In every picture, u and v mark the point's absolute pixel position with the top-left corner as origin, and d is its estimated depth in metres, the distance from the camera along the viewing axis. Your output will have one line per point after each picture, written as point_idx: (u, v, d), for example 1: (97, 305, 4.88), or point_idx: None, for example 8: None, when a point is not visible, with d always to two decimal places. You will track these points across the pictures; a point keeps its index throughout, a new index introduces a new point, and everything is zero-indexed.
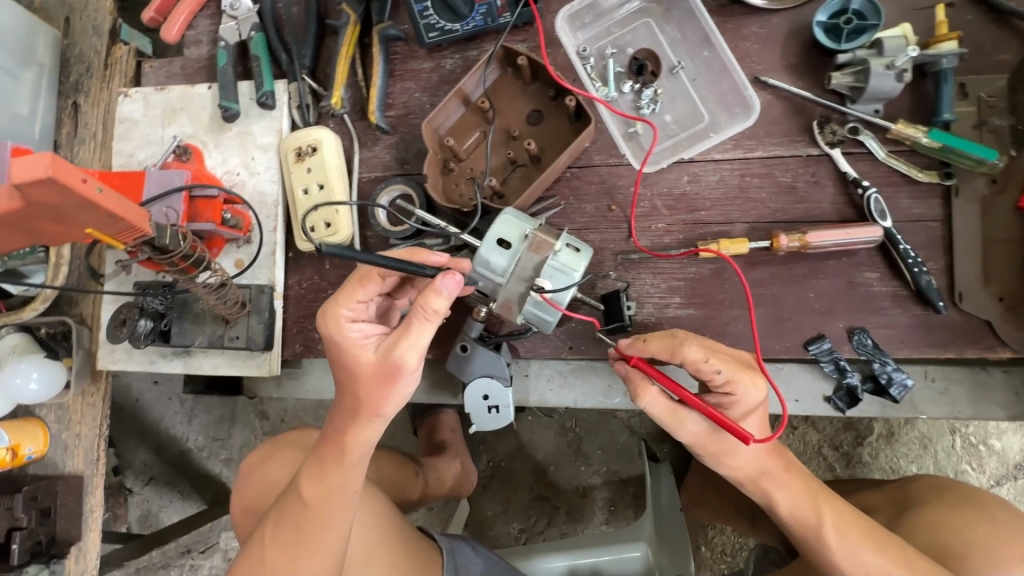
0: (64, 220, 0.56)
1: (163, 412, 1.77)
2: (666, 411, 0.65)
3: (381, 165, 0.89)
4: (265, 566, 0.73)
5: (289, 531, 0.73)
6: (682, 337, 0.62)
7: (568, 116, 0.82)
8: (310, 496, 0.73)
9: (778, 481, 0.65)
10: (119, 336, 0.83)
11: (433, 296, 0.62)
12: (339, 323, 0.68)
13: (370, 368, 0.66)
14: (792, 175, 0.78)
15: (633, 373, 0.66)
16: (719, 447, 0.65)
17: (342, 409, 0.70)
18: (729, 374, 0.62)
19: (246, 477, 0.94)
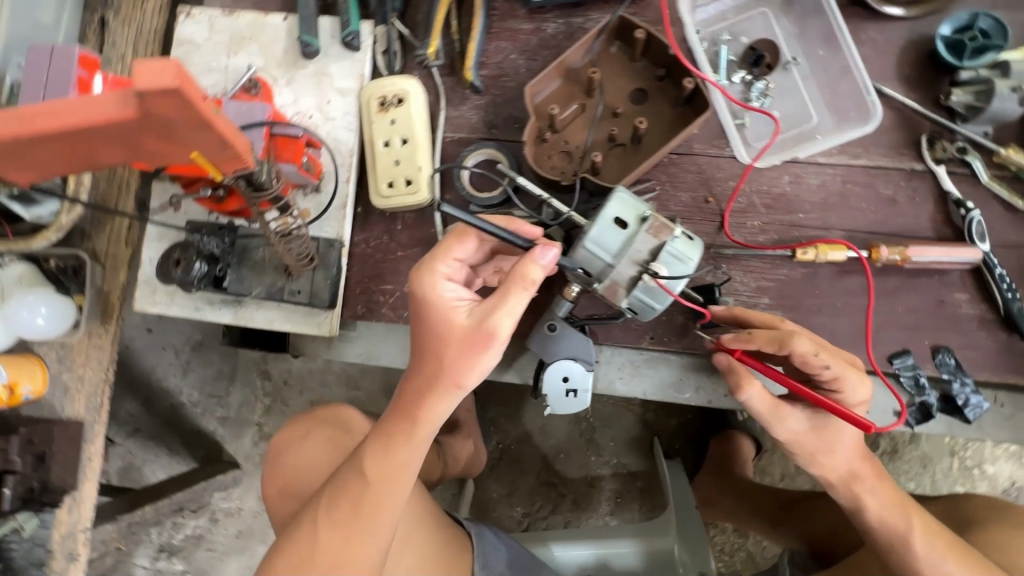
0: (173, 140, 0.49)
1: (155, 362, 1.53)
2: (768, 405, 0.65)
3: (467, 126, 0.83)
4: (318, 548, 0.65)
5: (347, 512, 0.65)
6: (793, 332, 0.61)
7: (675, 98, 0.78)
8: (374, 474, 0.65)
9: (869, 487, 0.68)
10: (172, 277, 0.77)
11: (530, 262, 0.58)
12: (434, 280, 0.62)
13: (463, 335, 0.60)
14: (893, 188, 0.77)
15: (737, 367, 0.65)
16: (818, 445, 0.66)
17: (419, 379, 0.63)
18: (836, 370, 0.62)
19: (280, 456, 0.85)
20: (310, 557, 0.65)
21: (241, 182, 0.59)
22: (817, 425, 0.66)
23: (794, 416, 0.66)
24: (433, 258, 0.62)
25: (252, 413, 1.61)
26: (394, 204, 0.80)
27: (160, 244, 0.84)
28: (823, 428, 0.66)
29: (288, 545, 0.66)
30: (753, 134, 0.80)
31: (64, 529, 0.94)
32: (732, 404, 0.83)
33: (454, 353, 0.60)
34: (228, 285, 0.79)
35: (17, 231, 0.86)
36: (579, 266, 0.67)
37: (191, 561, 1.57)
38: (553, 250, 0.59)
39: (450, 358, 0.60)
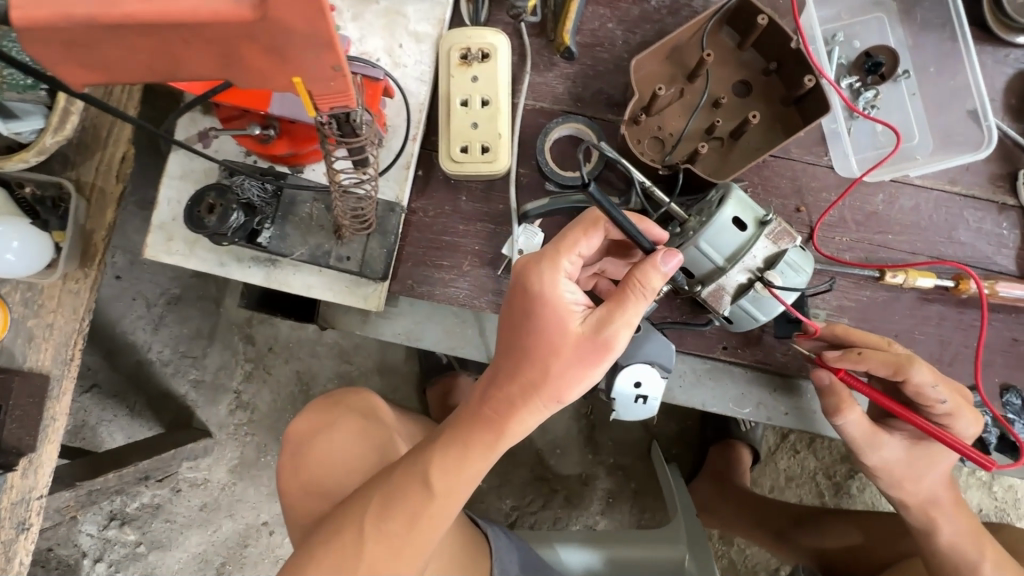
0: (279, 59, 0.39)
1: (122, 312, 1.38)
2: (865, 431, 0.64)
3: (551, 96, 0.75)
4: (361, 568, 0.54)
5: (400, 524, 0.54)
6: (911, 358, 0.60)
7: (782, 96, 0.73)
8: (442, 483, 0.54)
9: (947, 514, 0.68)
10: (202, 225, 0.63)
11: (654, 269, 0.52)
12: (555, 275, 0.54)
13: (576, 341, 0.53)
14: (984, 220, 0.75)
15: (839, 387, 0.63)
16: (907, 473, 0.66)
17: (512, 383, 0.54)
18: (950, 405, 0.62)
19: (300, 449, 0.72)
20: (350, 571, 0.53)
21: (331, 123, 0.49)
22: (912, 455, 0.65)
23: (889, 445, 0.65)
24: (555, 249, 0.55)
25: (229, 379, 1.45)
26: (467, 171, 0.71)
27: (183, 185, 0.72)
28: (916, 458, 0.66)
29: (321, 554, 0.54)
30: (855, 145, 0.75)
31: (15, 495, 0.75)
32: (790, 423, 0.79)
33: (562, 360, 0.53)
34: (266, 241, 0.69)
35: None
36: (681, 267, 0.62)
37: (146, 532, 1.42)
38: (674, 258, 0.53)
39: (555, 365, 0.53)
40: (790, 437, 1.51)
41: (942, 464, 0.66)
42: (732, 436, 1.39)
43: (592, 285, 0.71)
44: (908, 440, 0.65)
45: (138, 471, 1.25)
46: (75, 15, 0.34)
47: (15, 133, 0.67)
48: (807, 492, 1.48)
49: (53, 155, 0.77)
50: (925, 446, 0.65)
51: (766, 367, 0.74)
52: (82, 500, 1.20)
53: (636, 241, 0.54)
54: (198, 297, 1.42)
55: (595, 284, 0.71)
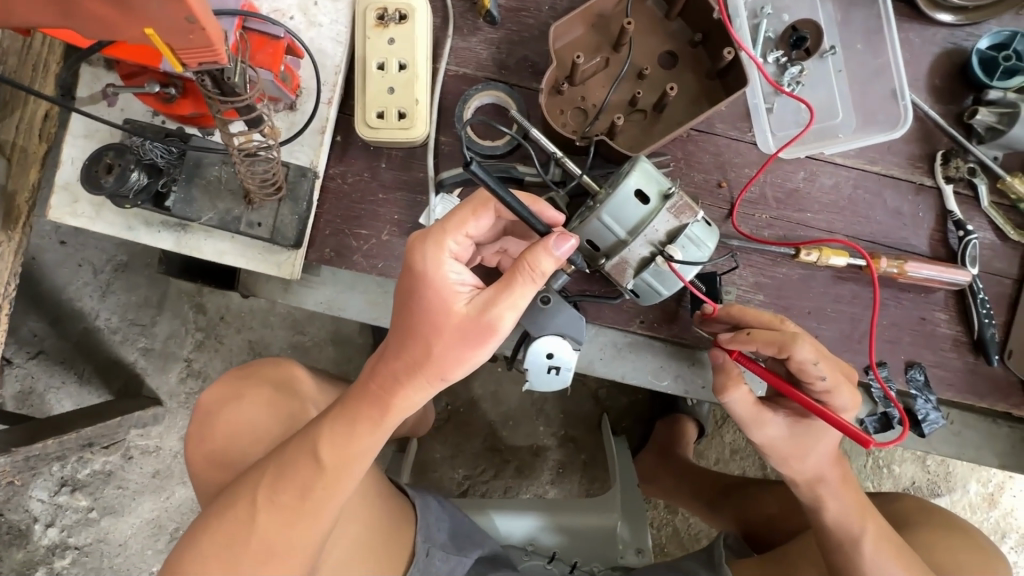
0: (122, 8, 0.37)
1: (68, 278, 1.35)
2: (748, 409, 0.66)
3: (475, 62, 0.73)
4: (253, 533, 0.57)
5: (292, 496, 0.58)
6: (795, 335, 0.61)
7: (707, 69, 0.72)
8: (331, 458, 0.58)
9: (832, 490, 0.71)
10: (99, 186, 0.62)
11: (544, 253, 0.53)
12: (440, 254, 0.55)
13: (461, 321, 0.54)
14: (901, 201, 0.76)
15: (731, 367, 0.65)
16: (791, 452, 0.69)
17: (398, 359, 0.56)
18: (830, 383, 0.64)
19: (211, 419, 0.75)
20: (242, 540, 0.57)
21: (205, 79, 0.47)
22: (794, 433, 0.68)
23: (774, 424, 0.68)
24: (441, 230, 0.56)
25: (180, 347, 1.43)
26: (383, 138, 0.70)
27: (89, 143, 0.70)
28: (800, 437, 0.68)
29: (216, 524, 0.58)
30: (779, 122, 0.75)
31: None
32: (707, 396, 0.81)
33: (446, 339, 0.54)
34: (172, 204, 0.67)
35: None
36: (588, 239, 0.62)
37: (97, 497, 1.41)
38: (567, 242, 0.54)
39: (440, 344, 0.54)
40: None
41: (826, 443, 0.69)
42: (680, 411, 1.43)
43: (496, 263, 0.72)
44: (791, 418, 0.68)
45: (81, 438, 1.23)
46: None
47: None
48: (748, 465, 1.53)
49: None
50: (807, 427, 0.68)
51: (682, 342, 0.76)
52: (20, 465, 1.18)
53: (529, 223, 0.57)
54: (146, 265, 1.39)
55: (500, 261, 0.72)
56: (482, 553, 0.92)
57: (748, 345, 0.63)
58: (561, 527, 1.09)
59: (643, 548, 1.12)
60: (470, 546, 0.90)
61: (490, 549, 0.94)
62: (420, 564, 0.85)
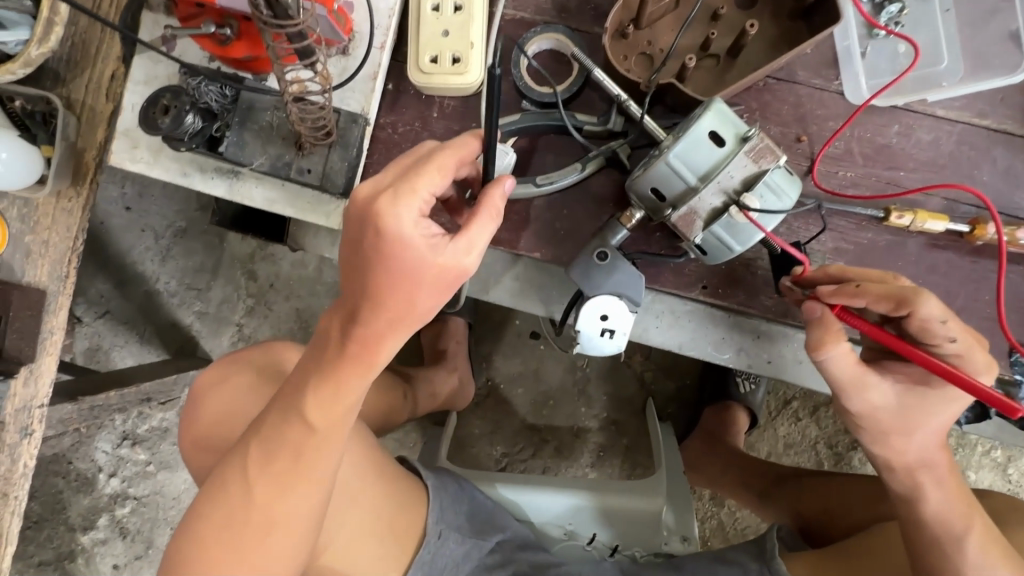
0: None
1: (131, 243, 1.42)
2: (848, 368, 0.58)
3: (532, 5, 0.69)
4: (253, 500, 0.55)
5: (285, 462, 0.55)
6: (918, 290, 0.54)
7: (791, 8, 0.65)
8: (319, 422, 0.54)
9: (936, 479, 0.63)
10: (155, 126, 0.62)
11: (497, 192, 0.52)
12: (405, 213, 0.48)
13: (437, 266, 0.50)
14: (1013, 159, 0.67)
15: (830, 322, 0.57)
16: (896, 426, 0.61)
17: (371, 314, 0.51)
18: (960, 346, 0.56)
19: (200, 403, 0.76)
20: (243, 512, 0.55)
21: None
22: (903, 404, 0.60)
23: (878, 391, 0.59)
24: (409, 184, 0.48)
25: (232, 312, 1.47)
26: (435, 84, 0.67)
27: (148, 90, 0.70)
28: (909, 411, 0.60)
29: (213, 502, 0.56)
30: (872, 68, 0.67)
31: (17, 403, 0.75)
32: (773, 372, 0.74)
33: (424, 287, 0.51)
34: (225, 148, 0.66)
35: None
36: (652, 186, 0.57)
37: (155, 452, 1.48)
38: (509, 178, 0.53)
39: (417, 293, 0.51)
40: (792, 404, 1.46)
41: (939, 419, 0.60)
42: (730, 399, 1.36)
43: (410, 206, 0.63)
44: (904, 386, 0.60)
45: (140, 393, 1.29)
46: None
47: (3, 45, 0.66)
48: (806, 460, 1.44)
49: (43, 69, 0.73)
50: (924, 395, 0.59)
51: (746, 312, 0.69)
52: (85, 414, 1.24)
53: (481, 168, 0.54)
54: (202, 231, 1.43)
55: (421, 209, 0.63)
56: (504, 537, 0.86)
57: (855, 299, 0.56)
58: (606, 512, 1.04)
59: (688, 536, 1.06)
60: (490, 530, 0.86)
61: (513, 533, 0.89)
62: (431, 546, 0.80)
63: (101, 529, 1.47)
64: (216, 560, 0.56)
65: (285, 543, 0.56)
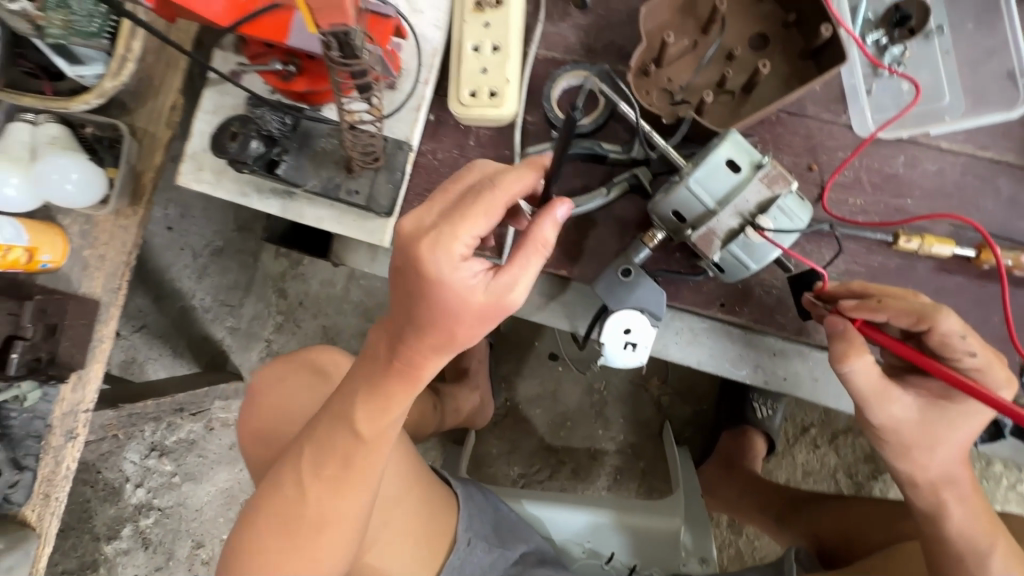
0: None
1: (170, 262, 1.41)
2: (871, 381, 0.59)
3: (562, 46, 0.76)
4: (307, 502, 0.60)
5: (336, 469, 0.59)
6: (935, 306, 0.57)
7: (800, 50, 0.71)
8: (368, 431, 0.58)
9: (959, 495, 0.63)
10: (224, 150, 0.69)
11: (547, 226, 0.52)
12: (451, 258, 0.50)
13: (480, 302, 0.51)
14: (1016, 188, 0.71)
15: (852, 335, 0.59)
16: (917, 440, 0.61)
17: (417, 339, 0.54)
18: (978, 360, 0.59)
19: (255, 401, 0.82)
20: (297, 513, 0.60)
21: (332, 42, 0.52)
22: (926, 418, 0.60)
23: (901, 403, 0.60)
24: (452, 231, 0.49)
25: (262, 328, 1.55)
26: (474, 115, 0.73)
27: (215, 118, 0.77)
28: (931, 423, 0.61)
29: (269, 501, 0.61)
30: (877, 104, 0.72)
31: (65, 406, 0.84)
32: (789, 389, 0.78)
33: (466, 322, 0.53)
34: (284, 171, 0.73)
35: (57, 88, 0.79)
36: (674, 208, 0.62)
37: (181, 464, 1.53)
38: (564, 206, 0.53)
39: (460, 327, 0.53)
40: (811, 431, 1.46)
41: (962, 431, 0.61)
42: (748, 423, 1.36)
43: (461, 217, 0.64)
44: (925, 399, 0.61)
45: (174, 403, 1.34)
46: None
47: (82, 78, 0.77)
48: (825, 488, 1.43)
49: (112, 100, 0.83)
50: (946, 408, 0.60)
51: (763, 328, 0.72)
52: (123, 421, 1.31)
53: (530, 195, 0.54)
54: (239, 251, 1.49)
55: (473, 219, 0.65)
56: (527, 549, 0.88)
57: (875, 314, 0.58)
58: (625, 530, 1.06)
59: (706, 557, 1.07)
60: (514, 540, 0.88)
61: (535, 546, 0.91)
62: (460, 554, 0.82)
63: (124, 539, 1.50)
64: (272, 556, 0.61)
65: (335, 542, 0.61)
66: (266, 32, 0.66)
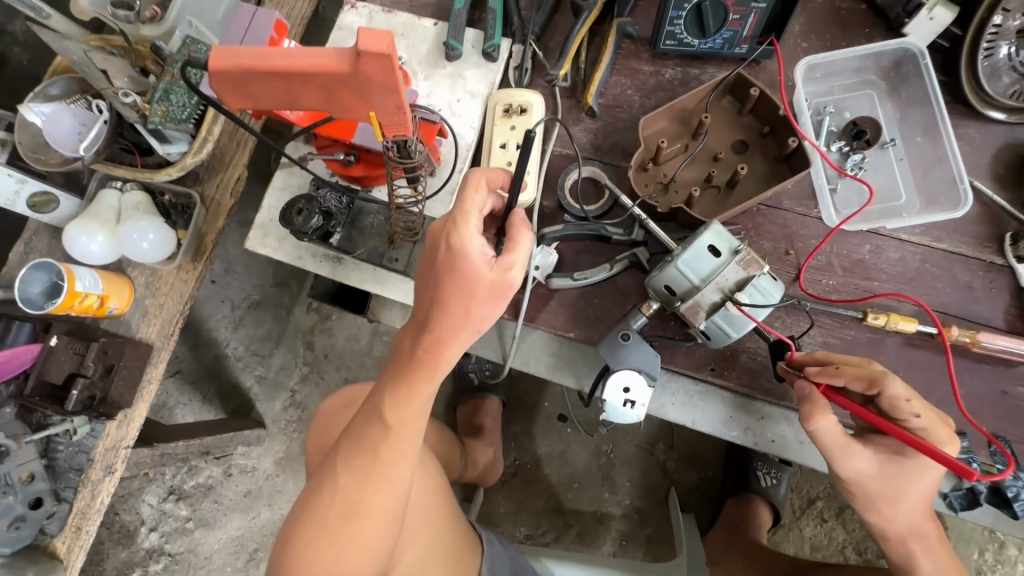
0: (362, 100, 0.57)
1: (210, 311, 1.56)
2: (836, 438, 0.67)
3: (574, 144, 0.90)
4: (338, 491, 0.66)
5: (365, 455, 0.67)
6: (885, 372, 0.65)
7: (776, 155, 0.85)
8: (394, 418, 0.67)
9: (927, 548, 0.72)
10: (291, 222, 0.82)
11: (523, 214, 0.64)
12: (468, 234, 0.61)
13: (491, 281, 0.62)
14: (971, 275, 0.81)
15: (818, 397, 0.68)
16: (882, 493, 0.69)
17: (443, 326, 0.64)
18: (925, 421, 0.67)
19: (323, 421, 0.97)
20: (330, 503, 0.66)
21: (392, 148, 0.67)
22: (885, 471, 0.68)
23: (861, 457, 0.68)
24: (464, 212, 0.61)
25: (288, 379, 1.62)
26: None
27: (283, 195, 0.93)
28: (891, 476, 0.68)
29: (310, 495, 0.68)
30: (842, 200, 0.85)
31: (108, 442, 0.94)
32: (777, 450, 0.84)
33: (480, 301, 0.63)
34: (337, 241, 0.88)
35: (145, 161, 0.94)
36: (665, 283, 0.74)
37: (196, 509, 1.57)
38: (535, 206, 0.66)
39: (476, 305, 0.63)
40: (818, 504, 1.47)
41: (918, 487, 0.68)
42: (751, 491, 1.39)
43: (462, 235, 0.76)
44: (883, 453, 0.68)
45: (201, 445, 1.42)
46: (260, 68, 0.54)
47: (169, 154, 0.91)
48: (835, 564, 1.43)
49: (189, 173, 0.98)
50: (900, 463, 0.68)
51: (749, 392, 0.80)
52: (155, 459, 1.39)
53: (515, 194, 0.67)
54: (274, 304, 1.61)
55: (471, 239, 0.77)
56: None
57: (835, 379, 0.67)
58: None
59: None
60: None
61: None
62: None
63: None
64: (306, 548, 0.66)
65: (365, 534, 0.66)
66: (334, 133, 0.83)
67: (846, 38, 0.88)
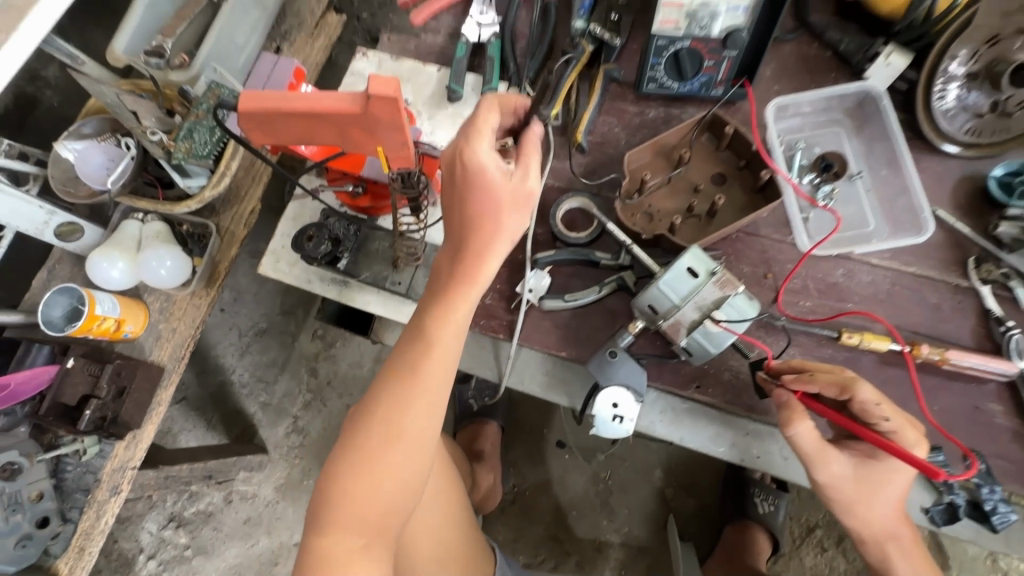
0: (371, 136, 0.65)
1: (218, 338, 1.61)
2: (814, 444, 0.70)
3: (566, 176, 0.98)
4: (375, 418, 0.65)
5: (403, 377, 0.65)
6: (855, 379, 0.70)
7: (752, 186, 0.91)
8: (434, 333, 0.64)
9: (901, 549, 0.76)
10: (302, 247, 0.91)
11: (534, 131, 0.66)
12: (482, 148, 0.61)
13: (512, 190, 0.62)
14: (939, 297, 0.86)
15: (794, 403, 0.71)
16: (856, 498, 0.72)
17: (472, 239, 0.62)
18: (895, 423, 0.70)
19: None
20: (367, 428, 0.64)
21: (396, 178, 0.75)
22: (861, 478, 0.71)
23: (838, 462, 0.71)
24: (476, 128, 0.61)
25: (291, 405, 1.66)
26: None
27: (294, 225, 1.00)
28: (865, 480, 0.71)
29: (349, 425, 0.66)
30: (816, 228, 0.91)
31: (116, 462, 0.97)
32: (763, 467, 0.87)
33: (506, 209, 0.62)
34: (344, 265, 0.94)
35: (167, 194, 1.02)
36: (648, 301, 0.79)
37: (195, 536, 1.57)
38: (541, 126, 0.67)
39: (503, 215, 0.62)
40: (817, 532, 1.47)
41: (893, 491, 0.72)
42: (748, 518, 1.39)
43: None
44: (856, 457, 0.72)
45: (205, 469, 1.44)
46: (283, 109, 0.61)
47: (190, 186, 0.98)
48: None
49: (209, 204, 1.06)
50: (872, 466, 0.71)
51: (734, 407, 0.84)
52: (159, 482, 1.42)
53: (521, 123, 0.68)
54: (280, 332, 1.66)
55: None
56: None
57: (810, 385, 0.72)
58: None
59: None
60: None
61: None
62: None
63: None
64: (342, 476, 0.64)
65: (400, 463, 0.64)
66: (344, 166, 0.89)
67: (814, 81, 0.96)
